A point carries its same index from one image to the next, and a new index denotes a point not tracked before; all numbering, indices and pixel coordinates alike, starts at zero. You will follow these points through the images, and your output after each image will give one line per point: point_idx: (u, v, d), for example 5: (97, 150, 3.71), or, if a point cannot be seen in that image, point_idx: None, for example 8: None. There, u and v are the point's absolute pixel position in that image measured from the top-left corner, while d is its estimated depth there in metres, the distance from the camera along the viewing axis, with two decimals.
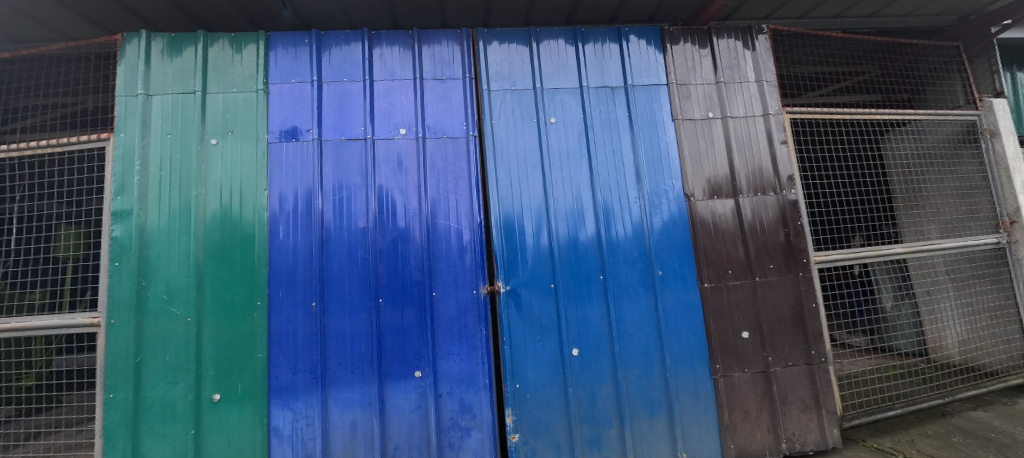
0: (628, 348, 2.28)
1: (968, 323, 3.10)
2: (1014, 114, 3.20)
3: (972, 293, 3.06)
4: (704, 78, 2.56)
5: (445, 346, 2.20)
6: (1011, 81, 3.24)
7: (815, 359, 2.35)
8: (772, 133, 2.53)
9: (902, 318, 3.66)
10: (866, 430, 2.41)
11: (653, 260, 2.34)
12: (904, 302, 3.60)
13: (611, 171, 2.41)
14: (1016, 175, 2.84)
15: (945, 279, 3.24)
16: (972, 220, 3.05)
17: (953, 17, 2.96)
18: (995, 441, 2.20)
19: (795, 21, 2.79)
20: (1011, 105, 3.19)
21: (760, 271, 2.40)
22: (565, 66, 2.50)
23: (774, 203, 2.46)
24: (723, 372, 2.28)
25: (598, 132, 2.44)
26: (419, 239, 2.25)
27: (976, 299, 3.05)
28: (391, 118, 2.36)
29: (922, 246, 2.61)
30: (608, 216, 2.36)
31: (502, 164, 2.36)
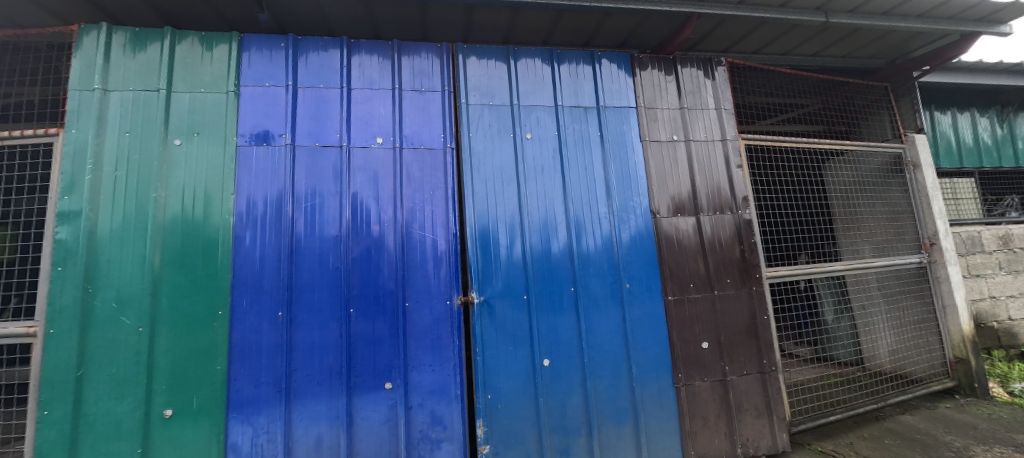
0: (596, 358, 2.37)
1: (897, 334, 3.27)
2: (933, 147, 3.50)
3: (900, 308, 3.25)
4: (669, 104, 2.73)
5: (417, 357, 2.20)
6: (929, 119, 3.55)
7: (767, 368, 2.51)
8: (729, 158, 2.72)
9: (841, 330, 3.75)
10: (812, 435, 2.57)
11: (620, 273, 2.45)
12: (843, 316, 3.71)
13: (583, 186, 2.51)
14: (934, 202, 3.16)
15: (877, 294, 3.41)
16: (899, 242, 3.32)
17: (883, 61, 3.25)
18: (921, 441, 2.38)
19: (749, 55, 2.99)
20: (929, 139, 3.49)
21: (718, 285, 2.55)
22: (542, 84, 2.61)
23: (731, 222, 2.64)
24: (685, 381, 2.40)
25: (572, 149, 2.55)
26: (393, 249, 2.26)
27: (903, 312, 3.25)
28: (369, 127, 2.38)
29: (858, 264, 2.86)
30: (581, 231, 2.46)
31: (479, 175, 2.42)
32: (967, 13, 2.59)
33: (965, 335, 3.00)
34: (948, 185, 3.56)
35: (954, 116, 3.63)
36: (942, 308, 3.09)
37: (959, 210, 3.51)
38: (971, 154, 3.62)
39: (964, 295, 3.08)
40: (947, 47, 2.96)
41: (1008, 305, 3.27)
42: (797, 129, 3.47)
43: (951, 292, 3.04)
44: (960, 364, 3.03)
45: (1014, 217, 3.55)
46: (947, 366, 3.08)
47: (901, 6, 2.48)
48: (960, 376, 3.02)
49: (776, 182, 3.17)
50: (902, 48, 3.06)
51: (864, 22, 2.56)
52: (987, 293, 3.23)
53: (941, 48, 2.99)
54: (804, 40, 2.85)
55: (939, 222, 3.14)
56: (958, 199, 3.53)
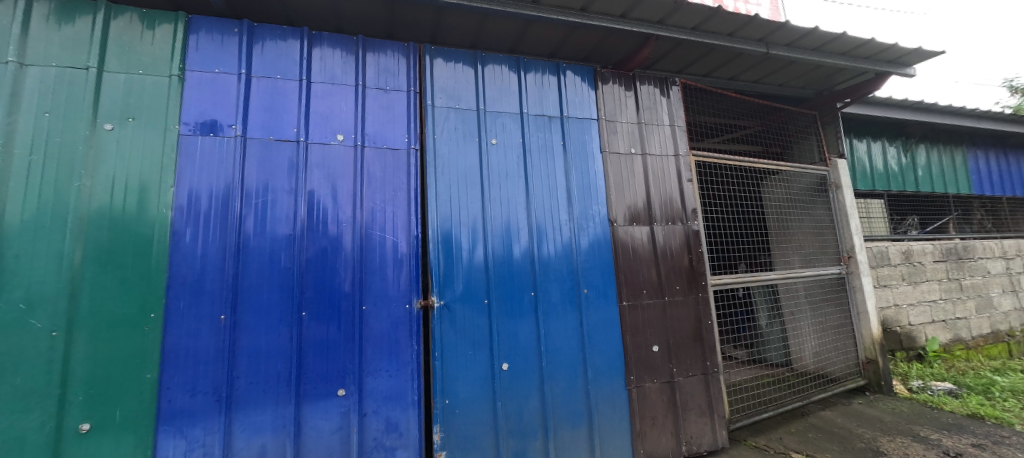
0: (554, 362, 2.42)
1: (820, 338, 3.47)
2: (852, 170, 3.93)
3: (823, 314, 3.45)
4: (628, 118, 2.87)
5: (373, 362, 2.14)
6: (849, 145, 3.98)
7: (709, 369, 2.69)
8: (681, 172, 2.91)
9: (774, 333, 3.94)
10: (748, 431, 2.78)
11: (579, 278, 2.53)
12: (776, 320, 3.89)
13: (545, 193, 2.57)
14: (851, 220, 3.55)
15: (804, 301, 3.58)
16: (823, 254, 3.67)
17: (812, 91, 3.57)
18: (838, 434, 2.64)
19: (701, 78, 3.17)
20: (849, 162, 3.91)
21: (668, 291, 2.70)
22: (508, 91, 2.65)
23: (681, 232, 2.81)
24: (636, 383, 2.52)
25: (535, 157, 2.61)
26: (351, 250, 2.19)
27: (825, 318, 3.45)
28: (329, 123, 2.30)
29: (789, 273, 3.14)
30: (543, 237, 2.52)
31: (443, 178, 2.41)
32: (882, 55, 2.93)
33: (875, 338, 3.36)
34: (863, 205, 4.02)
35: (868, 143, 4.11)
36: (858, 314, 3.44)
37: (871, 227, 3.96)
38: (883, 179, 4.08)
39: (874, 303, 3.46)
40: (864, 83, 3.32)
41: (909, 312, 3.71)
42: (739, 148, 3.76)
43: (864, 299, 3.41)
44: (870, 364, 3.39)
45: (915, 235, 4.06)
46: (860, 365, 3.41)
47: (829, 44, 2.77)
48: (870, 375, 3.36)
49: (721, 195, 3.41)
50: (828, 81, 3.38)
51: (798, 55, 2.83)
52: (893, 302, 3.65)
53: (860, 84, 3.35)
54: (749, 67, 3.07)
55: (855, 239, 3.53)
56: (870, 217, 3.99)
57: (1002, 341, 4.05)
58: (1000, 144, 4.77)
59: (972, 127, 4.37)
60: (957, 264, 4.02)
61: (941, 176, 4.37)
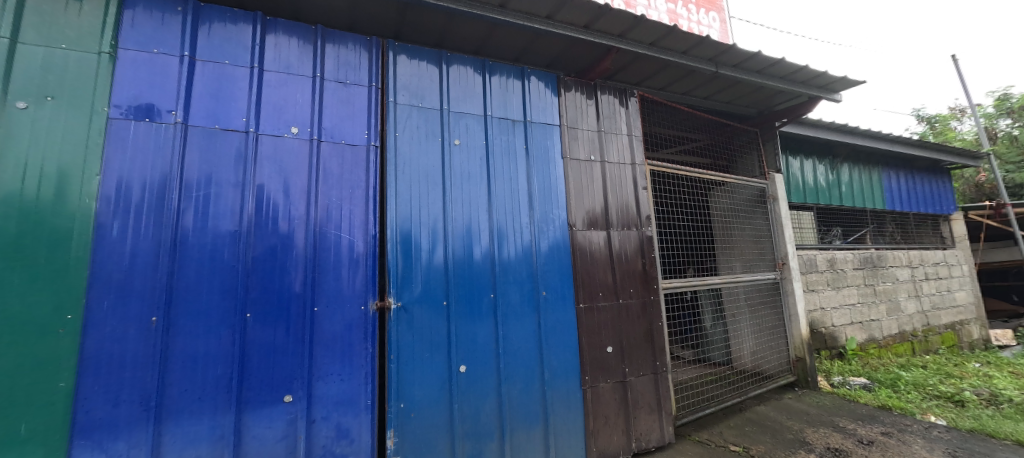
0: (511, 364, 2.44)
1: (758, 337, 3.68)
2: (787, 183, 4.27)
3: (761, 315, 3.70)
4: (589, 126, 2.96)
5: (323, 366, 2.05)
6: (785, 161, 4.34)
7: (659, 368, 2.83)
8: (637, 180, 3.04)
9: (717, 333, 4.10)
10: (692, 427, 2.94)
11: (537, 281, 2.58)
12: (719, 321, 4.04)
13: (506, 196, 2.59)
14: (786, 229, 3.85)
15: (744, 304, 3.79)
16: (761, 260, 3.93)
17: (754, 110, 3.83)
18: (770, 427, 2.85)
19: (657, 91, 3.31)
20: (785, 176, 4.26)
21: (622, 294, 2.80)
22: (473, 92, 2.65)
23: (635, 238, 2.93)
24: (591, 383, 2.59)
25: (498, 159, 2.62)
26: (303, 248, 2.10)
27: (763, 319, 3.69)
28: (282, 114, 2.18)
29: (731, 278, 3.36)
30: (503, 239, 2.54)
31: (404, 177, 2.36)
32: (815, 80, 3.23)
33: (803, 338, 3.66)
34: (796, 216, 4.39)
35: (801, 160, 4.49)
36: (789, 316, 3.73)
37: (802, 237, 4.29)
38: (812, 192, 4.47)
39: (803, 306, 3.78)
40: (798, 105, 3.63)
41: (833, 314, 4.09)
42: (690, 161, 3.99)
43: (796, 302, 3.71)
44: (799, 362, 3.68)
45: (838, 244, 4.49)
46: (791, 363, 3.68)
47: (771, 67, 3.02)
48: (798, 371, 3.67)
49: (672, 203, 3.59)
50: (768, 101, 3.64)
51: (744, 76, 3.06)
52: (819, 305, 4.01)
53: (795, 105, 3.66)
54: (701, 84, 3.24)
55: (788, 247, 3.83)
56: (802, 228, 4.35)
57: (908, 340, 4.57)
58: (908, 166, 5.41)
59: (886, 150, 4.92)
60: (872, 271, 4.50)
61: (861, 192, 4.87)
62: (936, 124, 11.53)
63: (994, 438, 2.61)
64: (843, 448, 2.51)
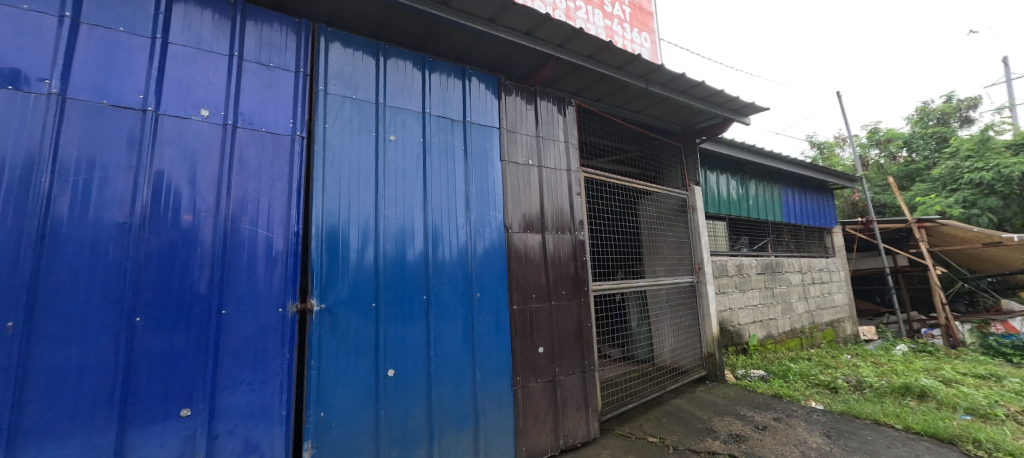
0: (443, 367, 2.40)
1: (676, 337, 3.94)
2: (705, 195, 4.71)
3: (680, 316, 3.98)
4: (528, 131, 3.02)
5: (230, 375, 1.85)
6: (704, 174, 4.78)
7: (587, 367, 2.95)
8: (571, 185, 3.16)
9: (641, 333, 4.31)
10: (615, 421, 3.11)
11: (472, 282, 2.56)
12: (644, 322, 4.24)
13: (443, 195, 2.55)
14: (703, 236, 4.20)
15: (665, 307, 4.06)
16: (681, 265, 4.25)
17: (679, 127, 4.17)
18: (684, 417, 3.11)
19: (593, 101, 3.47)
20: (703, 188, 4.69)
21: (555, 296, 2.89)
22: (412, 88, 2.58)
23: (569, 242, 3.04)
24: (522, 383, 2.63)
25: (435, 158, 2.58)
26: (211, 244, 1.88)
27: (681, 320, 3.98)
28: (191, 94, 1.93)
29: (654, 281, 3.61)
30: (439, 239, 2.50)
31: (333, 171, 2.22)
32: (729, 104, 3.59)
33: (713, 335, 4.03)
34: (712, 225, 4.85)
35: (717, 174, 4.98)
36: (703, 316, 4.07)
37: (716, 244, 4.78)
38: (726, 204, 4.98)
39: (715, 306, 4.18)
40: (716, 124, 4.02)
41: (739, 314, 4.58)
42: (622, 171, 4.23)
43: (709, 304, 4.06)
44: (710, 357, 4.04)
45: (745, 251, 5.04)
46: (703, 359, 4.03)
47: (693, 89, 3.31)
48: (709, 366, 4.03)
49: (605, 207, 3.71)
50: (691, 119, 3.99)
51: (670, 94, 3.32)
52: (728, 306, 4.47)
53: (713, 125, 4.05)
54: (633, 98, 3.46)
55: (703, 253, 4.21)
56: (716, 236, 4.82)
57: (798, 336, 5.25)
58: (801, 185, 6.24)
59: (784, 170, 5.63)
60: (772, 275, 5.11)
61: (765, 205, 5.52)
62: (825, 150, 13.44)
63: (858, 418, 3.08)
64: (742, 433, 2.80)
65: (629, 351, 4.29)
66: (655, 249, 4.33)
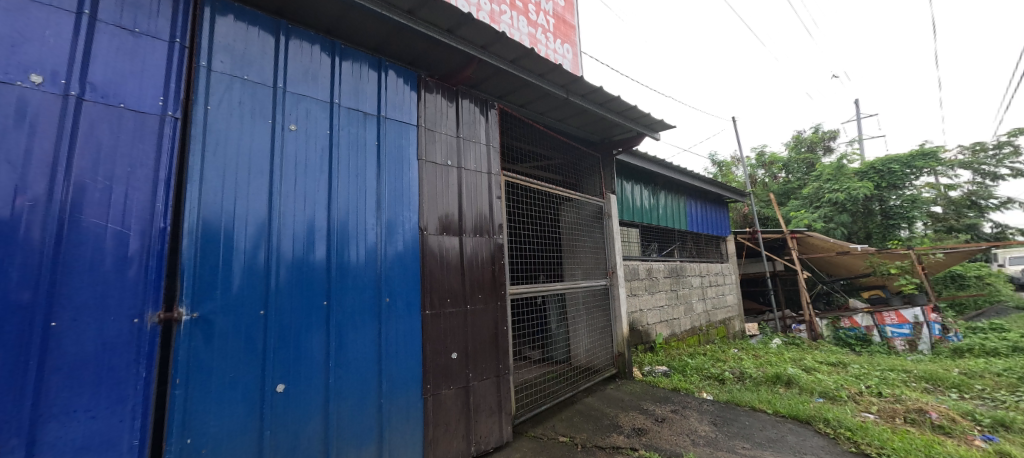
0: (344, 379, 2.21)
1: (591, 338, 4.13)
2: (620, 203, 5.05)
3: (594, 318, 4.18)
4: (448, 131, 2.94)
5: (59, 403, 1.48)
6: (619, 184, 5.12)
7: (501, 371, 2.96)
8: (492, 189, 3.17)
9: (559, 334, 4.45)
10: (529, 423, 3.15)
11: (380, 287, 2.41)
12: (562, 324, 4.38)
13: (351, 193, 2.37)
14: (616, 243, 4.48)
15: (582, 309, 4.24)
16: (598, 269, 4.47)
17: (598, 138, 4.41)
18: (593, 415, 3.26)
19: (517, 107, 3.51)
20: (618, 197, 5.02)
21: (471, 300, 2.85)
22: (319, 75, 2.35)
23: (486, 245, 3.04)
24: (432, 391, 2.53)
25: (343, 153, 2.38)
26: (37, 242, 1.48)
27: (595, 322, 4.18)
28: (13, 52, 1.51)
29: (571, 285, 3.76)
30: (345, 241, 2.31)
31: (215, 159, 1.92)
32: (642, 120, 3.89)
33: (624, 336, 4.31)
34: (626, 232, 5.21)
35: (631, 184, 5.37)
36: (615, 317, 4.33)
37: (629, 250, 5.13)
38: (638, 212, 5.38)
39: (625, 308, 4.48)
40: (630, 138, 4.33)
41: (648, 314, 4.96)
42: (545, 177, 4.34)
43: (620, 306, 4.33)
44: (621, 356, 4.30)
45: (655, 257, 5.49)
46: (615, 358, 4.27)
47: (609, 102, 3.51)
48: (619, 365, 4.29)
49: (525, 211, 3.76)
50: (608, 132, 4.24)
51: (588, 106, 3.48)
52: (638, 307, 4.82)
53: (627, 139, 4.36)
54: (555, 107, 3.57)
55: (616, 258, 4.49)
56: (630, 243, 5.18)
57: (696, 333, 5.85)
58: (703, 197, 6.98)
59: (689, 183, 6.26)
60: (676, 279, 5.63)
61: (672, 214, 6.09)
62: (725, 167, 15.27)
63: (739, 406, 3.49)
64: (644, 427, 3.01)
65: (547, 352, 4.40)
66: (574, 254, 4.50)
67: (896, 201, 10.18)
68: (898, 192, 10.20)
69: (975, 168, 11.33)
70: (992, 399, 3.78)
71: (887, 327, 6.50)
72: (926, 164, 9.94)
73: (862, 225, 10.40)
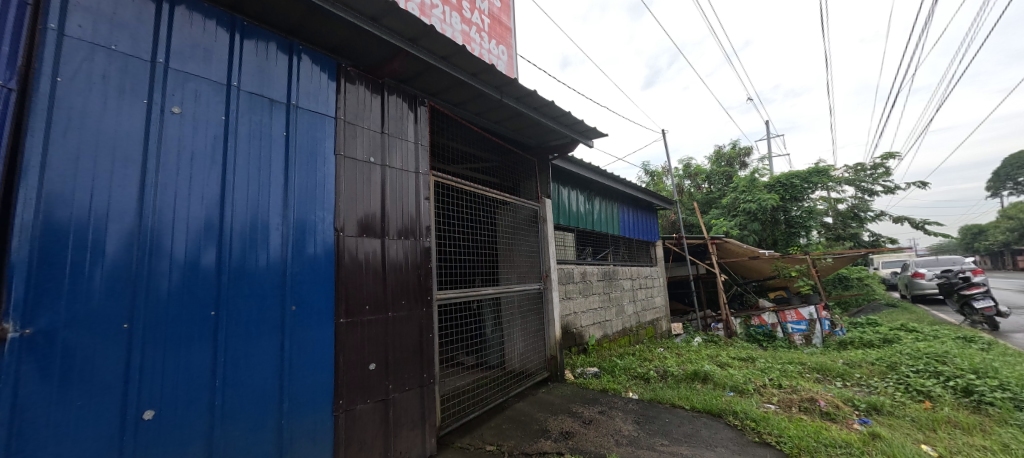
0: (237, 401, 1.92)
1: (524, 342, 4.12)
2: (556, 207, 5.14)
3: (527, 322, 4.18)
4: (371, 126, 2.76)
5: None
6: (555, 188, 5.22)
7: (425, 381, 2.83)
8: (419, 190, 3.04)
9: (493, 338, 4.37)
10: (456, 433, 3.04)
11: (284, 294, 2.15)
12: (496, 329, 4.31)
13: (251, 189, 2.09)
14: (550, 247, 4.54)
15: (516, 313, 4.22)
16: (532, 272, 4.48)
17: (534, 143, 4.45)
18: (523, 421, 3.23)
19: (450, 106, 3.41)
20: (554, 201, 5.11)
21: (393, 307, 2.68)
22: (213, 51, 2.02)
23: (411, 248, 2.90)
24: (345, 407, 2.32)
25: (243, 143, 2.08)
26: None
27: (529, 325, 4.18)
28: None
29: (504, 289, 3.71)
30: (241, 242, 2.02)
31: (63, 140, 1.52)
32: (575, 127, 3.99)
33: (556, 339, 4.37)
34: (562, 236, 5.31)
35: (567, 189, 5.49)
36: (548, 321, 4.37)
37: (564, 254, 5.23)
38: (573, 216, 5.51)
39: (558, 311, 4.55)
40: (564, 144, 4.43)
41: (581, 317, 5.09)
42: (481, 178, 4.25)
43: (553, 309, 4.39)
44: (553, 360, 4.34)
45: (589, 260, 5.67)
46: (547, 361, 4.31)
47: (543, 108, 3.55)
48: (552, 368, 4.33)
49: (458, 214, 3.65)
50: (544, 137, 4.30)
51: (523, 110, 3.49)
52: (572, 310, 4.93)
53: (561, 145, 4.47)
54: (490, 109, 3.52)
55: (551, 262, 4.55)
56: (564, 246, 5.28)
57: (626, 333, 6.13)
58: (635, 204, 7.37)
59: (621, 190, 6.56)
60: (609, 282, 5.86)
61: (605, 219, 6.34)
62: (657, 177, 16.36)
63: (661, 403, 3.67)
64: (571, 430, 3.03)
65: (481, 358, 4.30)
66: (509, 257, 4.46)
67: (798, 212, 11.57)
68: (799, 204, 11.60)
69: (857, 185, 13.22)
70: (867, 385, 4.37)
71: (788, 324, 7.28)
72: (821, 180, 11.41)
73: (771, 232, 11.66)
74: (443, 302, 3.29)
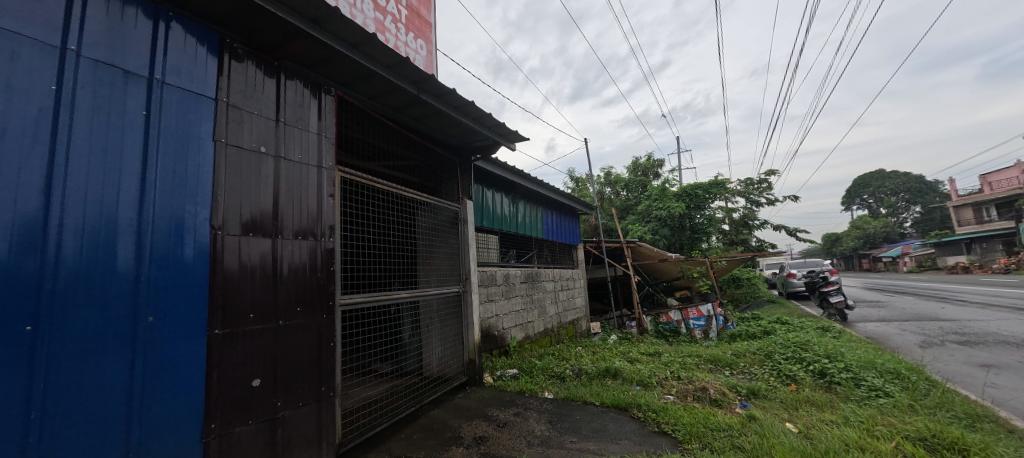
0: (63, 436, 1.55)
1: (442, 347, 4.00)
2: (479, 209, 5.11)
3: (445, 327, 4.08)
4: (263, 112, 2.46)
5: None
6: (479, 190, 5.19)
7: (322, 395, 2.61)
8: (321, 186, 2.80)
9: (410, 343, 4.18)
10: (360, 449, 2.83)
11: (138, 303, 1.79)
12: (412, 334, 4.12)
13: (96, 177, 1.71)
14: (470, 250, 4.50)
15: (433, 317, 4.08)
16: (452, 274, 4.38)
17: (456, 143, 4.39)
18: (435, 429, 3.13)
19: (363, 97, 3.20)
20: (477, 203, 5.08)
21: (285, 314, 2.42)
22: (39, 4, 1.62)
23: (309, 249, 2.64)
24: (218, 432, 2.03)
25: (85, 120, 1.70)
26: None
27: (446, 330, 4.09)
28: None
29: (418, 293, 3.55)
30: (79, 241, 1.64)
31: None
32: (495, 128, 4.03)
33: (474, 342, 4.28)
34: (486, 238, 5.30)
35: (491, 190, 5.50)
36: (467, 323, 4.30)
37: (487, 256, 5.23)
38: (496, 218, 5.53)
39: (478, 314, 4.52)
40: (487, 146, 4.43)
41: (503, 319, 5.12)
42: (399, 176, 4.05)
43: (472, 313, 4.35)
44: (471, 363, 4.26)
45: (512, 262, 5.74)
46: (466, 365, 4.25)
47: (463, 108, 3.52)
48: (471, 372, 4.26)
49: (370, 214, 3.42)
50: (466, 137, 4.25)
51: (443, 108, 3.41)
52: (494, 312, 4.93)
53: (483, 146, 4.47)
54: (407, 105, 3.39)
55: (471, 264, 4.49)
56: (488, 248, 5.27)
57: (547, 334, 6.32)
58: (558, 208, 7.66)
59: (545, 193, 6.78)
60: (532, 284, 5.98)
61: (529, 221, 6.48)
62: (583, 183, 17.24)
63: (574, 401, 3.81)
64: (485, 434, 3.00)
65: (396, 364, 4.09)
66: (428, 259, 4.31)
67: (701, 219, 12.91)
68: (703, 212, 13.02)
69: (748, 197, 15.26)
70: (749, 373, 5.02)
71: (690, 320, 8.05)
72: (720, 192, 12.95)
73: (679, 237, 12.90)
74: (349, 308, 3.04)
